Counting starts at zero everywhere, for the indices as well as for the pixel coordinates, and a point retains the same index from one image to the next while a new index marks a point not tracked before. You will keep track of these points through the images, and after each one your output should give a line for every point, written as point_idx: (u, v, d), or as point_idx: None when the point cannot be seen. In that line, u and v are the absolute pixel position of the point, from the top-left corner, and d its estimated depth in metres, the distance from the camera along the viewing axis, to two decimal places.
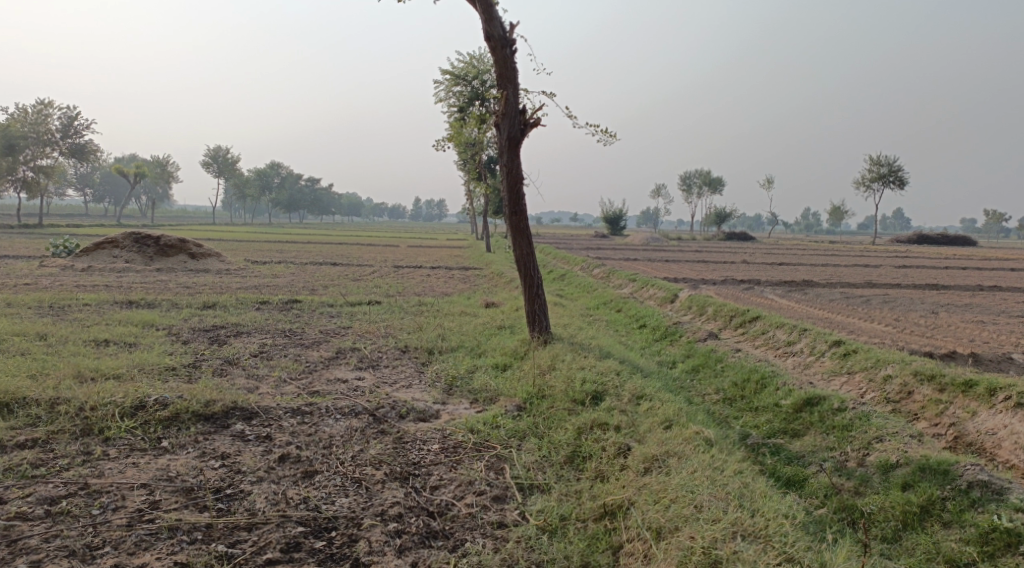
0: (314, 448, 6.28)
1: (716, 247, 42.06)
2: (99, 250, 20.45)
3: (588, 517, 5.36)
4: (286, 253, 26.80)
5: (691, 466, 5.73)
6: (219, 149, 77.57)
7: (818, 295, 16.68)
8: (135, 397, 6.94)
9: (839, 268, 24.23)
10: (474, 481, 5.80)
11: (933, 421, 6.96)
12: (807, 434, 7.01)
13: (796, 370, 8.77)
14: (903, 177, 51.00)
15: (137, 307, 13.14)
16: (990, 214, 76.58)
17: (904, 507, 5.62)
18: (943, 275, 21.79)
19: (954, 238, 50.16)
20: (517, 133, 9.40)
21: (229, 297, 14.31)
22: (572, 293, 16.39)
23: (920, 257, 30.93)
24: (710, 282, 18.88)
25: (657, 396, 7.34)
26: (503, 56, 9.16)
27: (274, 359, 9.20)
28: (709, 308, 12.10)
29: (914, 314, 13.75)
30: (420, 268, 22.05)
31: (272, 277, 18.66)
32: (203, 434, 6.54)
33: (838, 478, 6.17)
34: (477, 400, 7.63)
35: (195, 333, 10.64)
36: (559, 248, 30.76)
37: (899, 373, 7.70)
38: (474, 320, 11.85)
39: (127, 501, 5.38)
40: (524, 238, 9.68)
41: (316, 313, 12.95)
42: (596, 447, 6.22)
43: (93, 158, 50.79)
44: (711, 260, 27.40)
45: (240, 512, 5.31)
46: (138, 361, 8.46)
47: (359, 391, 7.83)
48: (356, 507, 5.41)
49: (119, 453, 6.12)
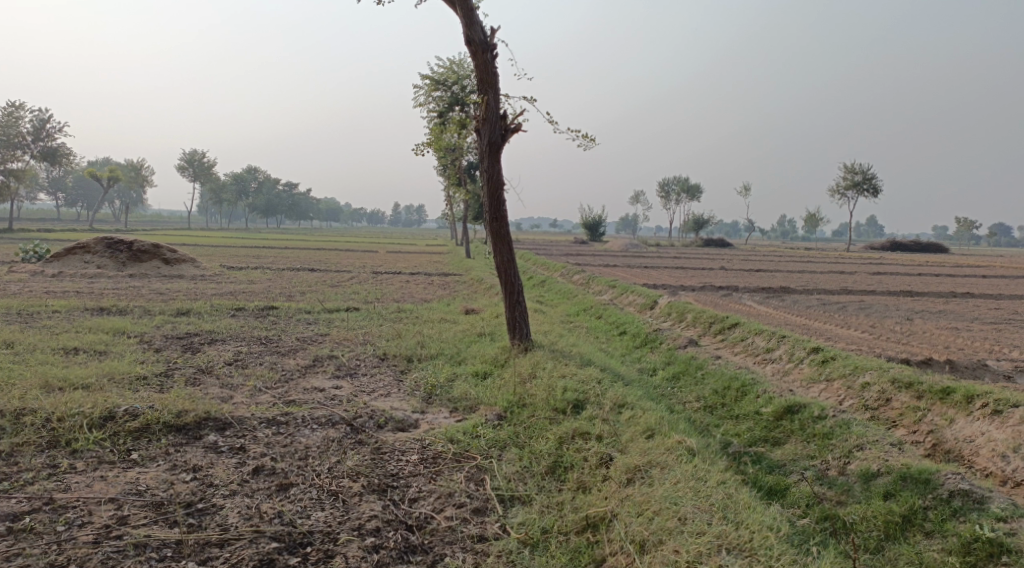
0: (289, 459, 6.14)
1: (694, 253, 42.32)
2: (71, 256, 20.06)
3: (570, 530, 5.28)
4: (263, 259, 26.53)
5: (674, 477, 5.67)
6: (195, 153, 76.66)
7: (795, 302, 16.78)
8: (105, 408, 6.75)
9: (815, 274, 24.44)
10: (454, 493, 5.69)
11: (911, 428, 6.96)
12: (788, 442, 6.98)
13: (776, 377, 8.77)
14: (877, 185, 51.70)
15: (108, 314, 12.87)
16: (961, 221, 77.88)
17: (886, 517, 5.60)
18: (917, 282, 22.05)
19: (927, 245, 50.92)
20: (498, 139, 9.33)
21: (203, 304, 14.06)
22: (552, 300, 16.33)
23: (894, 264, 31.33)
24: (689, 288, 18.92)
25: (638, 404, 7.28)
26: (484, 61, 9.08)
27: (249, 367, 9.02)
28: (689, 315, 12.10)
29: (890, 321, 13.86)
30: (399, 274, 21.88)
31: (249, 283, 18.41)
32: (174, 446, 6.37)
33: (819, 487, 6.14)
34: (457, 409, 7.53)
35: (168, 341, 10.42)
36: (539, 254, 30.75)
37: (877, 381, 7.71)
38: (453, 327, 11.74)
39: (93, 516, 5.20)
40: (505, 245, 9.59)
41: (292, 320, 12.76)
42: (578, 457, 6.14)
43: (65, 161, 49.94)
44: (690, 266, 27.49)
45: (212, 527, 5.15)
46: (108, 370, 8.25)
47: (336, 400, 7.68)
48: (332, 521, 5.28)
49: (86, 466, 5.93)
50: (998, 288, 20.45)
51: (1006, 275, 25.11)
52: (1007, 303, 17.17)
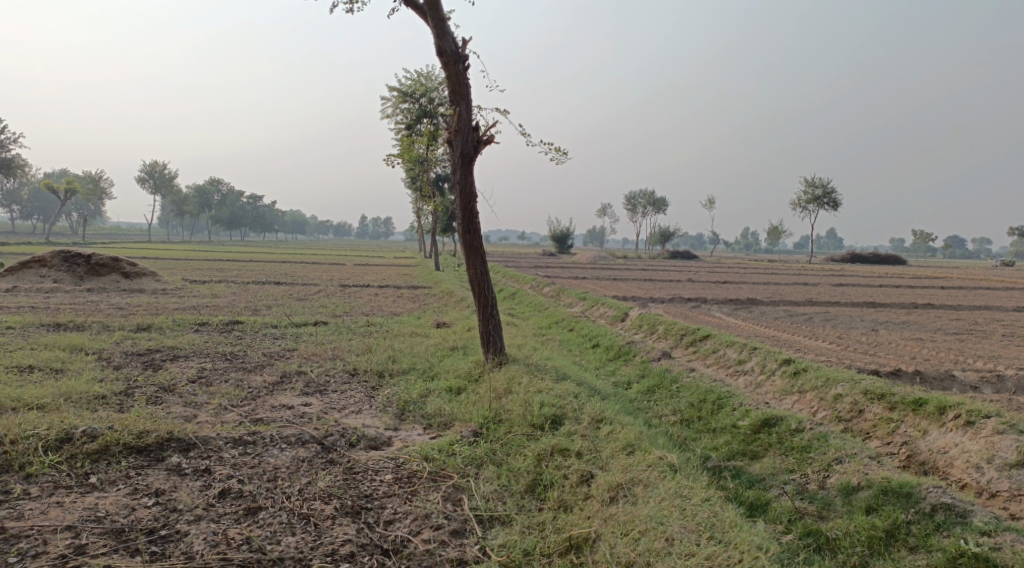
0: (257, 481, 5.89)
1: (660, 265, 42.63)
2: (26, 270, 19.41)
3: (552, 551, 5.13)
4: (226, 272, 26.04)
5: (658, 495, 5.58)
6: (156, 164, 75.06)
7: (763, 313, 16.89)
8: (61, 429, 6.43)
9: (780, 286, 24.72)
10: (431, 514, 5.51)
11: (884, 440, 6.95)
12: (766, 456, 6.92)
13: (749, 390, 8.74)
14: (837, 198, 52.68)
15: (65, 330, 12.41)
16: (916, 234, 79.79)
17: (869, 532, 5.57)
18: (879, 293, 22.41)
19: (886, 256, 51.97)
20: (471, 151, 9.21)
21: (165, 319, 13.63)
22: (524, 313, 16.19)
23: (854, 275, 31.88)
24: (658, 300, 18.95)
25: (617, 419, 7.18)
26: (456, 72, 8.96)
27: (213, 384, 8.72)
28: (660, 327, 12.06)
29: (856, 332, 14.01)
30: (367, 287, 21.58)
31: (212, 297, 17.97)
32: (135, 469, 6.08)
33: (800, 501, 6.08)
34: (431, 425, 7.34)
35: (127, 357, 10.05)
36: (507, 266, 30.64)
37: (849, 392, 7.71)
38: (425, 341, 11.53)
39: (48, 546, 4.91)
40: (479, 257, 9.45)
41: (258, 335, 12.44)
42: (558, 475, 6.00)
43: (20, 172, 48.47)
44: (657, 278, 27.59)
45: (176, 556, 4.90)
46: (64, 389, 7.90)
47: (306, 418, 7.44)
48: (303, 547, 5.06)
49: (41, 492, 5.63)
50: (956, 299, 20.89)
51: (962, 287, 25.70)
52: (967, 313, 17.49)
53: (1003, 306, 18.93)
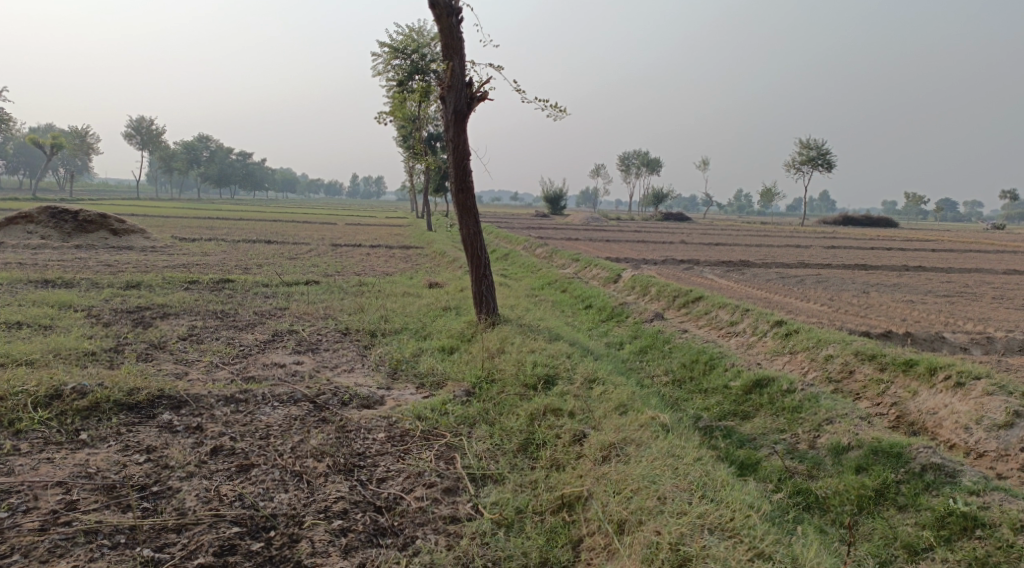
0: (249, 438, 5.88)
1: (653, 226, 42.45)
2: (13, 226, 19.18)
3: (545, 509, 5.16)
4: (216, 230, 25.80)
5: (650, 454, 5.60)
6: (144, 120, 73.97)
7: (755, 275, 16.88)
8: (50, 385, 6.37)
9: (772, 248, 24.71)
10: (424, 472, 5.52)
11: (874, 401, 6.99)
12: (757, 416, 6.95)
13: (740, 351, 8.75)
14: (831, 160, 52.42)
15: (53, 287, 12.29)
16: (909, 198, 79.72)
17: (858, 491, 5.63)
18: (871, 255, 22.43)
19: (878, 219, 51.97)
20: (464, 107, 9.04)
21: (154, 276, 13.52)
22: (516, 273, 16.13)
23: (846, 238, 31.84)
24: (650, 262, 18.90)
25: (609, 380, 7.18)
26: (449, 25, 8.75)
27: (205, 342, 8.67)
28: (653, 288, 12.04)
29: (848, 294, 14.04)
30: (359, 246, 21.44)
31: (202, 255, 17.81)
32: (126, 426, 6.05)
33: (790, 461, 6.12)
34: (423, 384, 7.33)
35: (117, 315, 9.97)
36: (500, 227, 30.49)
37: (840, 353, 7.73)
38: (418, 301, 11.48)
39: (40, 502, 4.89)
40: (471, 217, 9.35)
41: (249, 293, 12.36)
42: (551, 435, 6.01)
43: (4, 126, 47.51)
44: (650, 239, 27.49)
45: (168, 512, 4.89)
46: (54, 346, 7.83)
47: (298, 377, 7.42)
48: (296, 504, 5.06)
49: (31, 448, 5.60)
50: (947, 262, 20.94)
51: (954, 250, 25.75)
52: (957, 276, 17.54)
53: (993, 269, 18.98)
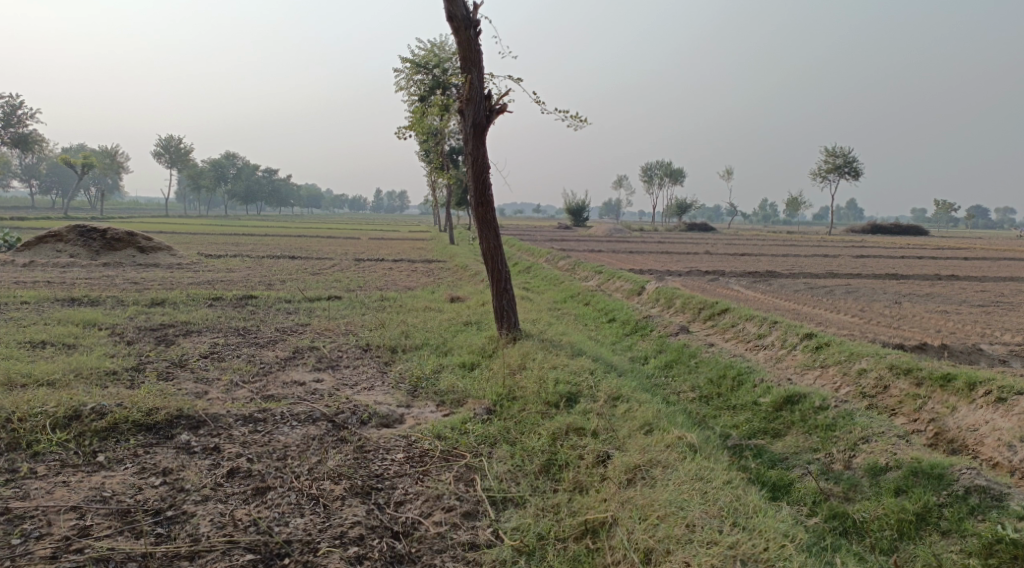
0: (267, 460, 5.77)
1: (677, 237, 42.00)
2: (43, 244, 19.44)
3: (568, 536, 4.97)
4: (241, 246, 25.98)
5: (677, 477, 5.39)
6: (173, 139, 75.19)
7: (782, 286, 16.54)
8: (69, 406, 6.32)
9: (800, 257, 24.29)
10: (442, 495, 5.37)
11: (911, 417, 6.70)
12: (789, 434, 6.70)
13: (769, 365, 8.49)
14: (858, 168, 51.65)
15: (80, 306, 12.37)
16: (939, 204, 78.28)
17: (898, 515, 5.37)
18: (902, 264, 21.94)
19: (908, 227, 51.05)
20: (483, 120, 8.94)
21: (178, 293, 13.56)
22: (538, 287, 15.96)
23: (876, 247, 31.21)
24: (675, 273, 18.63)
25: (634, 397, 6.97)
26: (467, 38, 8.66)
27: (226, 360, 8.61)
28: (678, 300, 11.80)
29: (879, 305, 13.68)
30: (382, 261, 21.44)
31: (227, 271, 17.90)
32: (143, 447, 5.97)
33: (825, 482, 5.88)
34: (444, 402, 7.18)
35: (140, 333, 9.97)
36: (523, 239, 30.38)
37: (874, 367, 7.45)
38: (439, 315, 11.36)
39: (53, 527, 4.81)
40: (491, 230, 9.21)
41: (272, 309, 12.32)
42: (573, 455, 5.82)
43: (37, 147, 48.46)
44: (675, 250, 27.18)
45: (182, 538, 4.79)
46: (75, 365, 7.82)
47: (317, 395, 7.31)
48: (312, 529, 4.93)
49: (48, 471, 5.54)
50: (982, 270, 20.41)
51: (988, 257, 25.13)
52: (992, 285, 17.05)
53: None
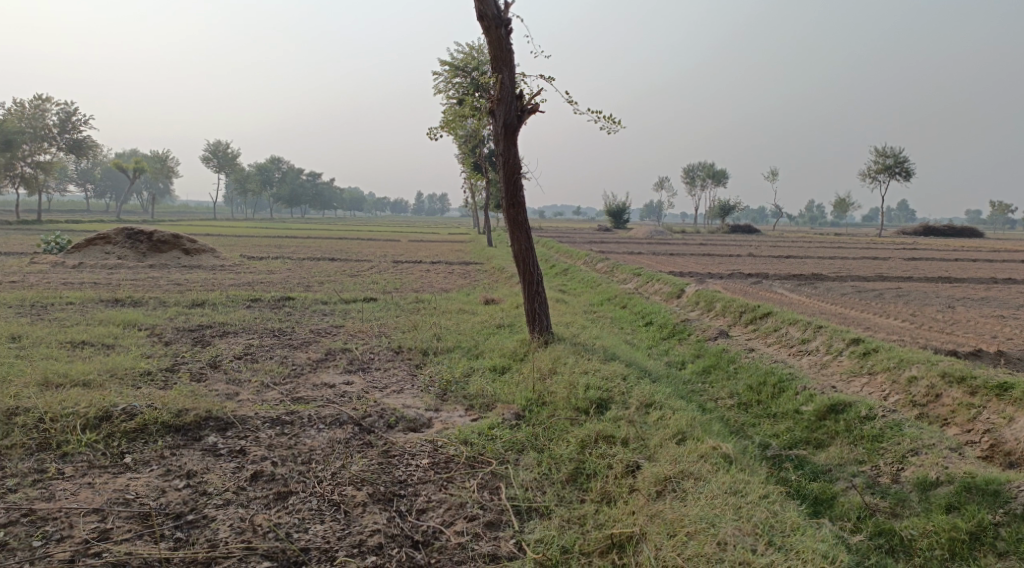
0: (291, 463, 5.68)
1: (719, 239, 41.20)
2: (91, 246, 19.86)
3: (593, 550, 4.76)
4: (283, 249, 26.25)
5: (710, 491, 5.15)
6: (219, 144, 76.51)
7: (829, 289, 16.00)
8: (100, 407, 6.32)
9: (848, 260, 23.60)
10: (466, 504, 5.21)
11: (964, 428, 6.31)
12: (832, 445, 6.38)
13: (812, 371, 8.14)
14: (910, 168, 50.11)
15: (123, 307, 12.54)
16: (996, 206, 75.61)
17: (949, 534, 5.04)
18: (957, 267, 21.10)
19: (962, 229, 49.28)
20: (514, 120, 8.79)
21: (218, 295, 13.68)
22: (575, 289, 15.73)
23: (929, 250, 30.14)
24: (717, 276, 18.20)
25: (668, 404, 6.73)
26: (498, 37, 8.52)
27: (259, 361, 8.60)
28: (718, 304, 11.46)
29: (931, 309, 13.11)
30: (420, 263, 21.44)
31: (267, 273, 18.05)
32: (170, 448, 5.94)
33: (870, 496, 5.56)
34: (473, 406, 7.03)
35: (178, 334, 10.05)
36: (563, 241, 30.13)
37: (925, 375, 7.05)
38: (472, 318, 11.22)
39: (74, 529, 4.79)
40: (523, 232, 9.03)
41: (308, 311, 12.34)
42: (602, 464, 5.61)
43: (90, 153, 49.82)
44: (716, 253, 26.64)
45: (200, 544, 4.72)
46: (111, 365, 7.87)
47: (346, 397, 7.24)
48: (330, 537, 4.82)
49: (75, 472, 5.53)
50: None
51: None
52: None
53: None
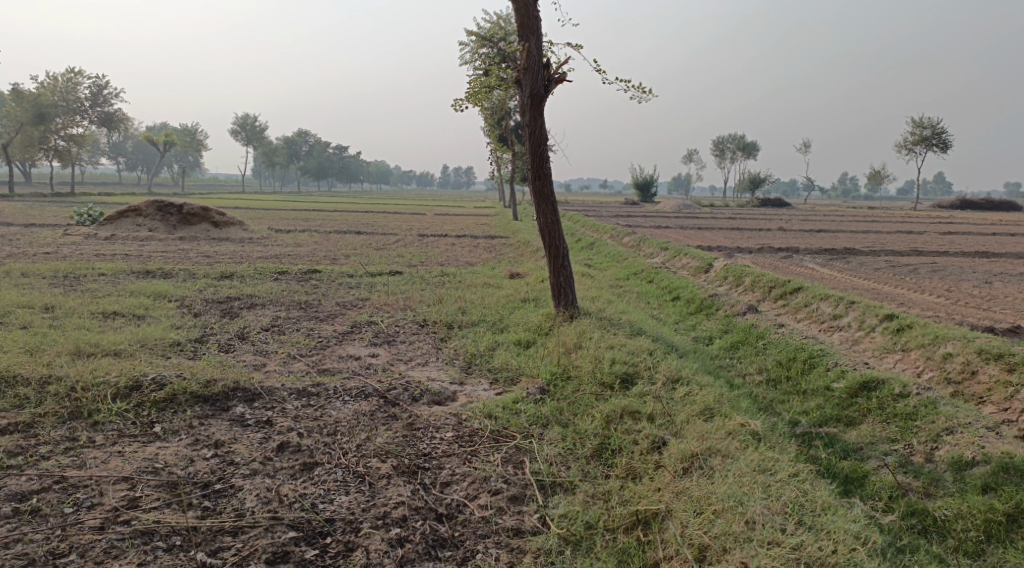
0: (317, 435, 5.70)
1: (749, 213, 40.59)
2: (123, 218, 20.10)
3: (618, 526, 4.72)
4: (311, 222, 26.39)
5: (738, 469, 5.07)
6: (248, 117, 76.93)
7: (862, 264, 15.67)
8: (131, 376, 6.40)
9: (882, 234, 23.10)
10: (490, 477, 5.19)
11: (1001, 406, 6.13)
12: (864, 423, 6.25)
13: (843, 347, 7.98)
14: (947, 140, 48.78)
15: (153, 278, 12.68)
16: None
17: (985, 515, 4.92)
18: (994, 242, 20.56)
19: (1000, 202, 48.00)
20: (541, 90, 8.63)
21: (247, 267, 13.78)
22: (602, 263, 15.60)
23: (967, 224, 29.36)
24: (746, 250, 17.93)
25: (695, 380, 6.64)
26: (525, 3, 8.34)
27: (286, 333, 8.65)
28: (747, 278, 11.27)
29: (967, 284, 12.77)
30: (446, 236, 21.38)
31: (295, 246, 18.14)
32: (199, 418, 5.99)
33: (902, 476, 5.45)
34: (497, 380, 7.00)
35: (208, 305, 10.13)
36: (589, 215, 29.90)
37: (960, 351, 6.86)
38: (498, 292, 11.17)
39: (104, 498, 4.86)
40: (549, 205, 8.92)
41: (334, 284, 12.37)
42: (627, 440, 5.56)
43: (122, 126, 50.36)
44: (745, 227, 26.25)
45: (227, 513, 4.76)
46: (141, 336, 7.95)
47: (372, 370, 7.24)
48: (355, 508, 4.84)
49: (105, 441, 5.60)
50: None
51: None
52: None
53: None
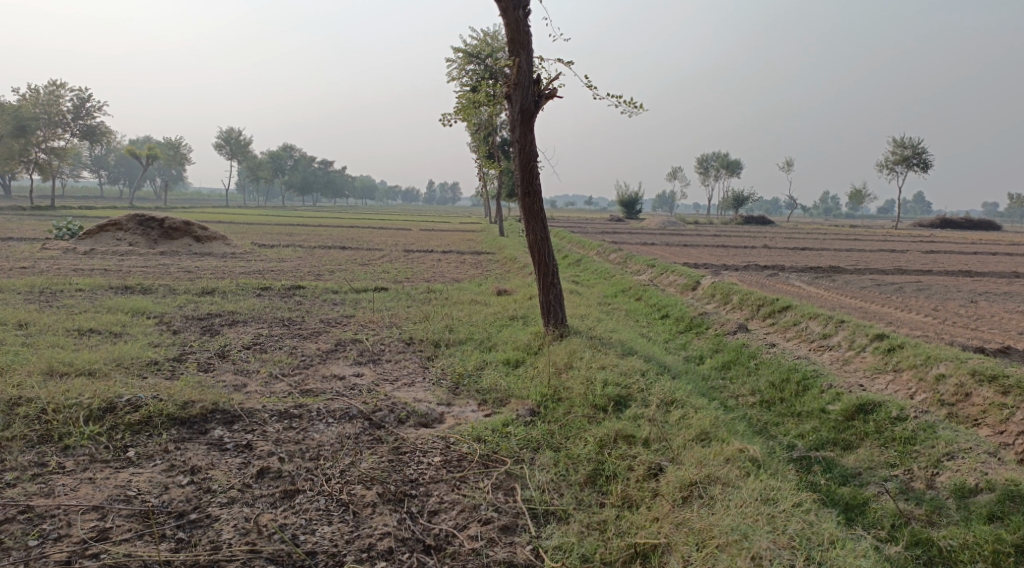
0: (298, 460, 5.47)
1: (733, 230, 40.70)
2: (103, 232, 19.73)
3: (615, 560, 4.52)
4: (295, 236, 26.10)
5: (739, 498, 4.90)
6: (233, 131, 76.52)
7: (847, 282, 15.65)
8: (104, 398, 6.13)
9: (865, 252, 23.19)
10: (480, 506, 4.99)
11: (997, 429, 6.01)
12: (861, 447, 6.11)
13: (835, 367, 7.85)
14: (927, 159, 49.39)
15: (132, 294, 12.38)
16: (1014, 198, 74.57)
17: (992, 546, 4.79)
18: (976, 260, 20.69)
19: (979, 221, 48.62)
20: (531, 106, 8.51)
21: (229, 283, 13.49)
22: (589, 280, 15.48)
23: (947, 242, 29.60)
24: (732, 267, 17.88)
25: (689, 402, 6.47)
26: (515, 19, 8.22)
27: (268, 352, 8.40)
28: (735, 297, 11.16)
29: (953, 303, 12.77)
30: (431, 252, 21.18)
31: (279, 261, 17.86)
32: (175, 442, 5.73)
33: (904, 503, 5.30)
34: (486, 401, 6.79)
35: (187, 322, 9.86)
36: (575, 232, 29.83)
37: (953, 373, 6.75)
38: (485, 309, 10.97)
39: (72, 529, 4.61)
40: (539, 222, 8.76)
41: (318, 300, 12.13)
42: (622, 466, 5.37)
43: (105, 140, 49.86)
44: (730, 244, 26.28)
45: (202, 546, 4.52)
46: (117, 355, 7.67)
47: (356, 391, 7.01)
48: (338, 540, 4.61)
49: (76, 466, 5.33)
50: None
51: None
52: None
53: None
